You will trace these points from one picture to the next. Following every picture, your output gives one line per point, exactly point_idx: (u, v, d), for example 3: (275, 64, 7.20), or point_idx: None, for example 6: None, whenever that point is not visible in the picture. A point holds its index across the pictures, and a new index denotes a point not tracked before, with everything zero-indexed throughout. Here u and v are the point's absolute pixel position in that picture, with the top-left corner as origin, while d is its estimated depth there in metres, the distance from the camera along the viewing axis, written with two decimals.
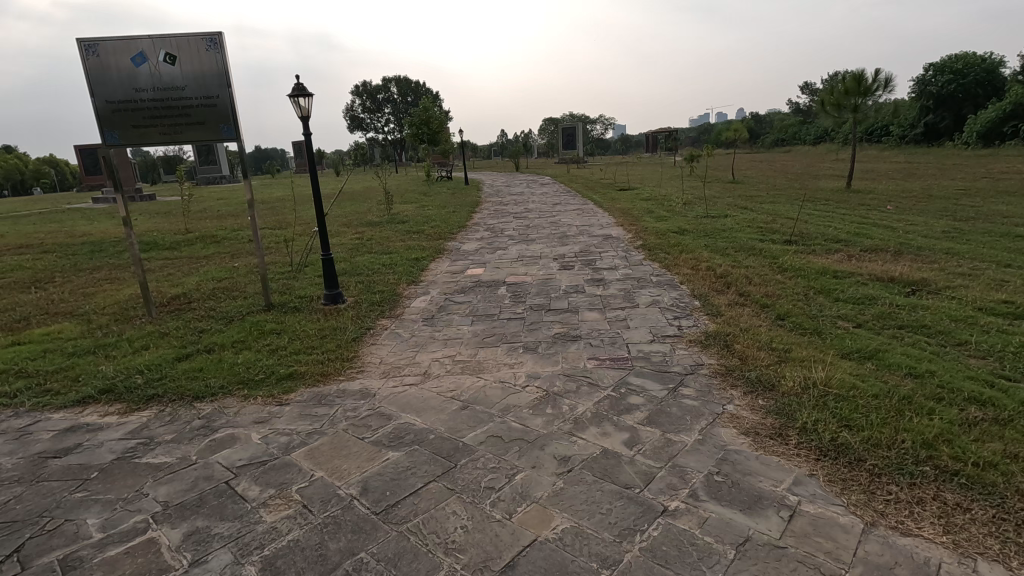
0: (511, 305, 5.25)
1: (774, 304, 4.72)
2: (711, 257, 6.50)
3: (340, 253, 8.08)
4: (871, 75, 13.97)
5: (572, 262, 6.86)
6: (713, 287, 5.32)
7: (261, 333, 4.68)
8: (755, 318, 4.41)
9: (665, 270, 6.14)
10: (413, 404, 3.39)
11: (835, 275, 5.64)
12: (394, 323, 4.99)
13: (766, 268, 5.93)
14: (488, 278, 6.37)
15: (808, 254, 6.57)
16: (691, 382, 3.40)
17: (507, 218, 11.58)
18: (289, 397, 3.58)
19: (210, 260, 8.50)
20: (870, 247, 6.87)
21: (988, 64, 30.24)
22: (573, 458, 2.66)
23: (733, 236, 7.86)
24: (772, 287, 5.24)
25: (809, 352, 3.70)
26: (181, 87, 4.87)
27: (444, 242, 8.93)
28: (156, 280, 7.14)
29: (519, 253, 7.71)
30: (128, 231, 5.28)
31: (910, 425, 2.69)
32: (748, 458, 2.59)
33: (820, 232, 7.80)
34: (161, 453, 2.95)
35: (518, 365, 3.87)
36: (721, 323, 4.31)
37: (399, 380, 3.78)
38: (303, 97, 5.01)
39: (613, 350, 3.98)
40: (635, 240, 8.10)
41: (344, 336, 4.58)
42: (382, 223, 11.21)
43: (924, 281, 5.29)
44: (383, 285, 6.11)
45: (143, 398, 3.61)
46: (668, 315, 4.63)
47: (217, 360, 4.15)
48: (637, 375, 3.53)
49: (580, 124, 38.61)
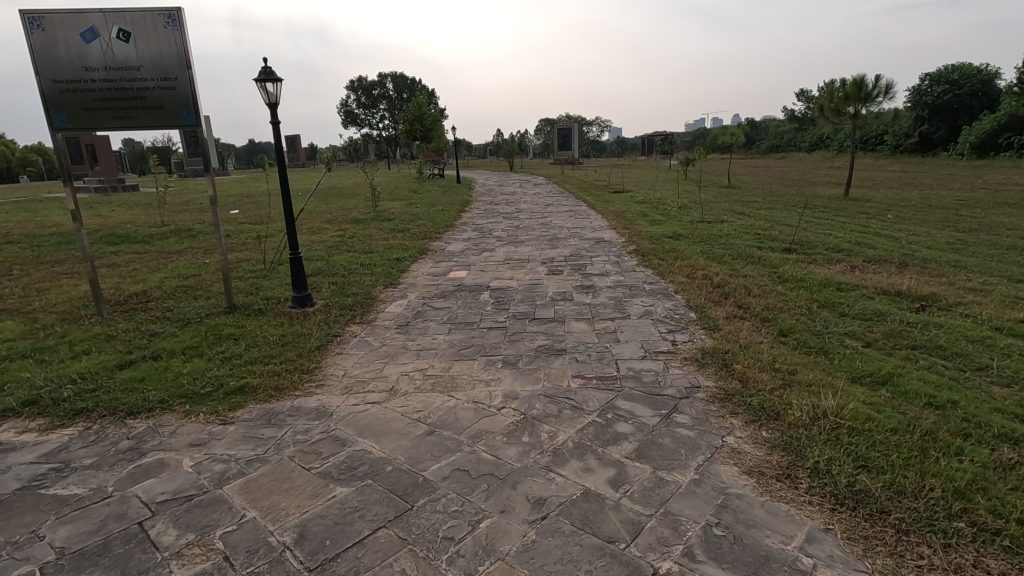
0: (493, 313, 4.87)
1: (776, 319, 4.37)
2: (708, 265, 6.15)
3: (318, 251, 7.66)
4: (871, 81, 13.67)
5: (561, 267, 6.49)
6: (709, 298, 4.96)
7: (217, 338, 4.27)
8: (756, 334, 4.06)
9: (659, 277, 5.79)
10: (373, 427, 3.00)
11: (839, 287, 5.31)
12: (365, 330, 4.59)
13: (766, 278, 5.59)
14: (470, 282, 5.98)
15: (809, 264, 6.24)
16: (686, 407, 3.04)
17: (497, 218, 11.19)
18: (235, 415, 3.18)
19: (181, 255, 8.05)
20: (874, 257, 6.56)
21: (984, 75, 30.19)
22: (549, 501, 2.28)
23: (730, 242, 7.54)
24: (773, 299, 4.88)
25: (815, 376, 3.35)
26: (136, 67, 4.44)
27: (429, 242, 8.53)
28: (117, 275, 6.70)
29: (507, 255, 7.34)
30: (76, 224, 4.83)
31: (937, 470, 2.34)
32: (752, 505, 2.23)
33: (821, 241, 7.48)
34: (74, 483, 2.55)
35: (495, 382, 3.49)
36: (720, 339, 3.95)
37: (362, 397, 3.39)
38: (271, 82, 4.60)
39: (601, 367, 3.61)
40: (628, 244, 7.75)
41: (307, 344, 4.19)
42: (367, 220, 10.79)
43: (933, 296, 4.97)
44: (358, 286, 5.72)
45: (70, 413, 3.20)
46: (662, 328, 4.27)
47: (163, 369, 3.74)
48: (627, 398, 3.16)
49: (577, 124, 38.19)
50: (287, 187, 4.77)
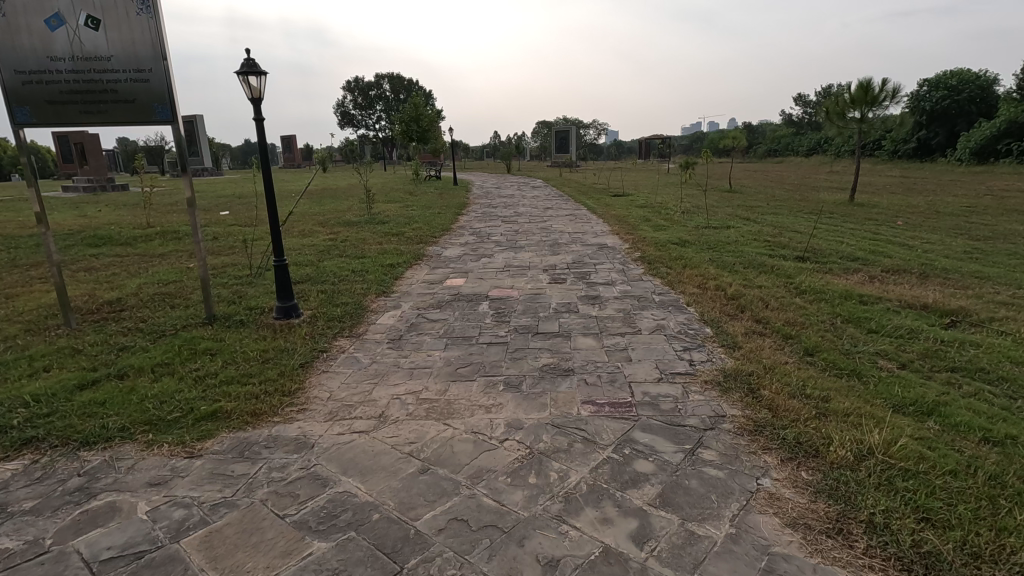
0: (492, 326, 4.52)
1: (799, 336, 4.04)
2: (719, 274, 5.82)
3: (308, 256, 7.31)
4: (878, 84, 13.39)
5: (564, 275, 6.16)
6: (725, 312, 4.63)
7: (192, 354, 3.90)
8: (780, 354, 3.73)
9: (669, 287, 5.47)
10: (358, 463, 2.64)
11: (860, 300, 4.99)
12: (354, 345, 4.23)
13: (782, 290, 5.27)
14: (468, 291, 5.62)
15: (825, 274, 5.93)
16: (712, 442, 2.70)
17: (494, 222, 10.86)
18: (204, 446, 2.82)
19: (163, 259, 7.67)
20: (892, 267, 6.26)
21: (983, 81, 30.10)
22: (563, 563, 1.94)
23: (739, 249, 7.22)
24: (794, 313, 4.55)
25: (852, 404, 3.02)
26: (106, 58, 4.07)
27: (424, 247, 8.17)
28: (93, 281, 6.32)
29: (506, 261, 7.00)
30: (41, 227, 4.45)
31: (1014, 526, 2.02)
32: (803, 569, 1.90)
33: (835, 249, 7.17)
34: (8, 533, 2.19)
35: (496, 408, 3.14)
36: (741, 360, 3.62)
37: (348, 425, 3.05)
38: (254, 75, 4.23)
39: (613, 391, 3.26)
40: (633, 250, 7.43)
41: (290, 361, 3.83)
42: (360, 223, 10.43)
43: (963, 311, 4.65)
44: (348, 295, 5.36)
45: (16, 443, 2.83)
46: (677, 346, 3.92)
47: (128, 391, 3.36)
48: (644, 429, 2.82)
49: (575, 127, 37.91)
50: (272, 188, 4.42)
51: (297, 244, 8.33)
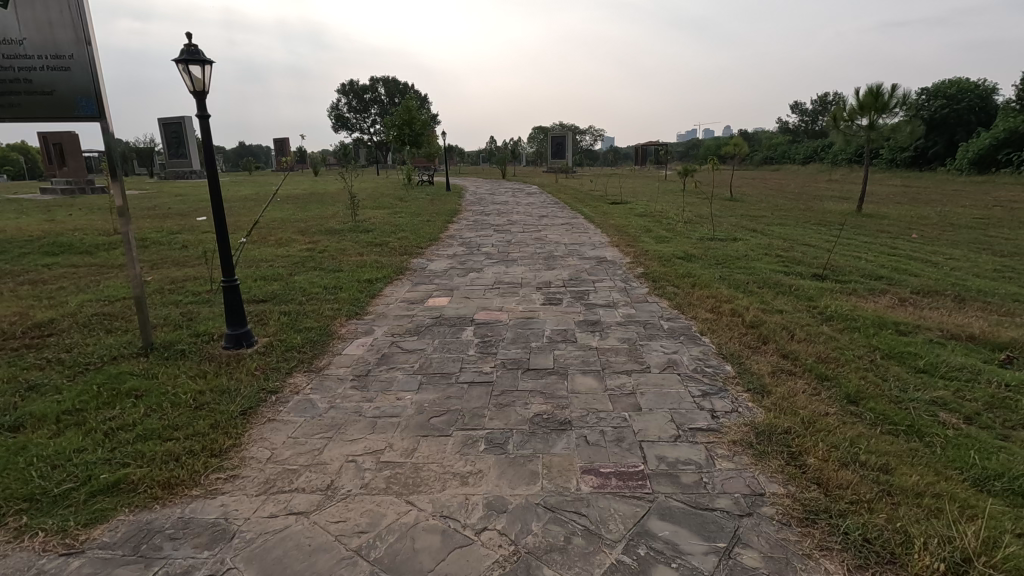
0: (477, 360, 3.87)
1: (838, 377, 3.41)
2: (733, 295, 5.21)
3: (278, 270, 6.66)
4: (888, 90, 12.89)
5: (561, 294, 5.53)
6: (745, 345, 4.00)
7: (112, 398, 3.23)
8: (818, 402, 3.12)
9: (678, 310, 4.86)
10: (287, 567, 1.99)
11: (896, 327, 4.40)
12: (311, 384, 3.57)
13: (806, 315, 4.67)
14: (451, 314, 4.98)
15: (850, 296, 5.33)
16: (754, 536, 2.07)
17: (486, 231, 10.22)
18: (93, 536, 2.17)
19: (120, 270, 6.98)
20: (922, 288, 5.68)
21: (982, 90, 29.82)
22: None
23: (751, 265, 6.63)
24: (826, 347, 3.93)
25: (921, 478, 2.40)
26: (17, 41, 3.40)
27: (409, 259, 7.51)
28: (32, 297, 5.63)
29: (496, 277, 6.38)
30: None
31: None
32: None
33: (854, 266, 6.59)
34: None
35: (474, 479, 2.50)
36: (773, 411, 3.00)
37: (286, 501, 2.39)
38: (197, 64, 3.56)
39: (619, 457, 2.62)
40: (634, 265, 6.83)
41: (229, 406, 3.17)
42: (343, 231, 9.79)
43: (1017, 343, 4.05)
44: (315, 318, 4.73)
45: None
46: (694, 390, 3.29)
47: (16, 451, 2.69)
48: (663, 515, 2.19)
49: (571, 132, 37.28)
50: (219, 196, 3.80)
51: (271, 254, 7.65)
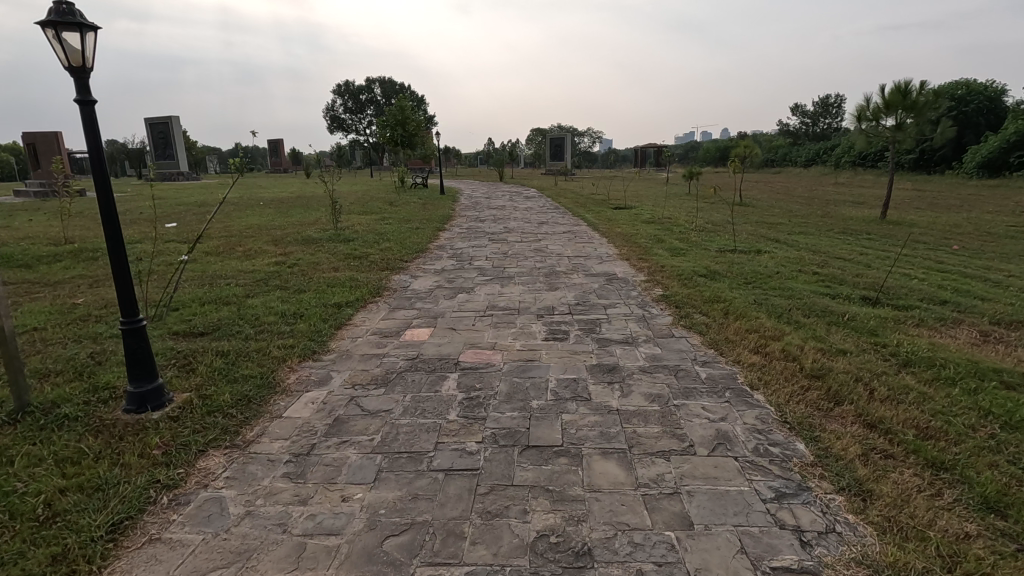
0: (458, 429, 2.88)
1: (960, 468, 2.44)
2: (778, 328, 4.26)
3: (234, 290, 5.68)
4: (917, 88, 11.90)
5: (567, 324, 4.56)
6: (814, 408, 3.02)
7: None
8: (952, 517, 2.13)
9: (714, 351, 3.89)
10: None
11: (999, 377, 3.43)
12: (229, 469, 2.59)
13: (878, 359, 3.70)
14: (431, 353, 3.99)
15: (919, 328, 4.37)
16: None
17: (480, 240, 9.23)
18: None
19: (51, 290, 5.99)
20: (998, 316, 4.72)
21: (994, 91, 28.95)
22: None
23: (788, 286, 5.67)
24: (923, 411, 2.96)
25: None
26: None
27: (389, 276, 6.52)
28: None
29: (490, 299, 5.41)
30: None
31: None
32: None
33: (907, 287, 5.64)
34: None
35: None
36: (892, 536, 2.02)
37: None
38: (69, 30, 2.59)
39: None
40: (650, 284, 5.87)
41: (94, 520, 2.18)
42: (321, 240, 8.80)
43: None
44: (257, 361, 3.74)
45: None
46: (763, 490, 2.31)
47: None
48: None
49: (571, 133, 36.03)
50: (113, 210, 2.85)
51: (231, 270, 6.65)
